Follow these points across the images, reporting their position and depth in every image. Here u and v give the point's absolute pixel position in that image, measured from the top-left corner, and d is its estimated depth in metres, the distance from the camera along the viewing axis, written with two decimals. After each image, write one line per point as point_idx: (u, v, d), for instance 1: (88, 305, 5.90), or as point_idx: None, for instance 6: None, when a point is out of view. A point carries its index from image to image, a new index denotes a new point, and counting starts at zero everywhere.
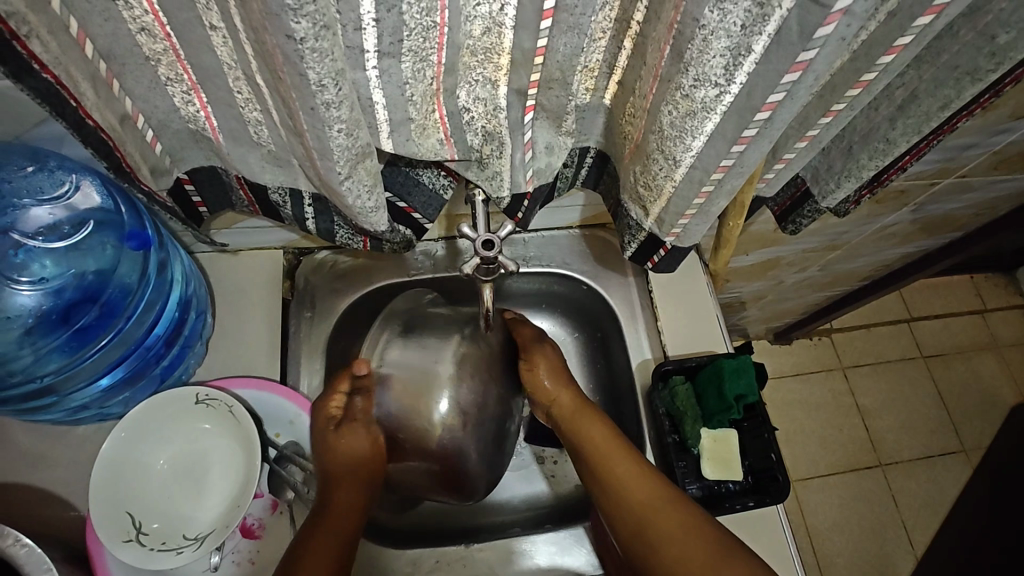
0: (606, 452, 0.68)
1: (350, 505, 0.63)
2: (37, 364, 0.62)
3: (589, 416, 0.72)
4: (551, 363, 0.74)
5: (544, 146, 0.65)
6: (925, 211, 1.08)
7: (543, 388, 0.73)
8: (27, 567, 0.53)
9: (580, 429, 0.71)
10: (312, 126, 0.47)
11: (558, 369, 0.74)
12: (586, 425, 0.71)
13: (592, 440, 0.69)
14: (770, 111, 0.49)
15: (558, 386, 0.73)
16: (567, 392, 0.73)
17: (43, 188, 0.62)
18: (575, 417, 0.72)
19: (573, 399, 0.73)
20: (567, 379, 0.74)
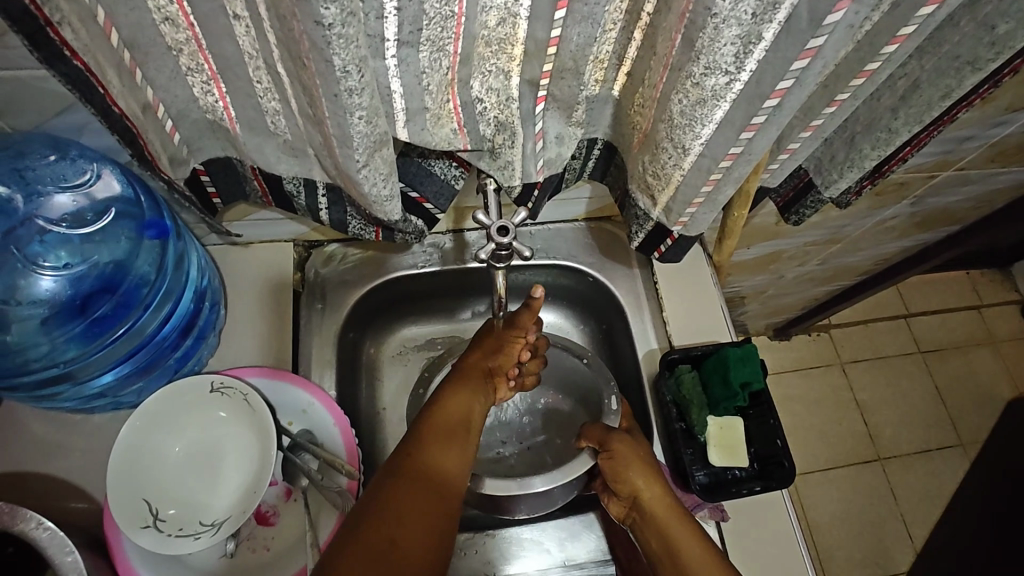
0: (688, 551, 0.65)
1: (433, 483, 0.60)
2: (57, 351, 0.63)
3: (674, 512, 0.68)
4: (637, 452, 0.72)
5: (554, 136, 0.66)
6: (925, 204, 1.10)
7: (628, 479, 0.70)
8: (50, 550, 0.54)
9: (664, 526, 0.67)
10: (334, 113, 0.48)
11: (645, 457, 0.72)
12: (668, 521, 0.68)
13: (678, 537, 0.66)
14: (779, 97, 0.50)
15: (643, 477, 0.70)
16: (650, 482, 0.70)
17: (65, 176, 0.63)
18: (658, 513, 0.68)
19: (656, 491, 0.70)
20: (652, 471, 0.71)
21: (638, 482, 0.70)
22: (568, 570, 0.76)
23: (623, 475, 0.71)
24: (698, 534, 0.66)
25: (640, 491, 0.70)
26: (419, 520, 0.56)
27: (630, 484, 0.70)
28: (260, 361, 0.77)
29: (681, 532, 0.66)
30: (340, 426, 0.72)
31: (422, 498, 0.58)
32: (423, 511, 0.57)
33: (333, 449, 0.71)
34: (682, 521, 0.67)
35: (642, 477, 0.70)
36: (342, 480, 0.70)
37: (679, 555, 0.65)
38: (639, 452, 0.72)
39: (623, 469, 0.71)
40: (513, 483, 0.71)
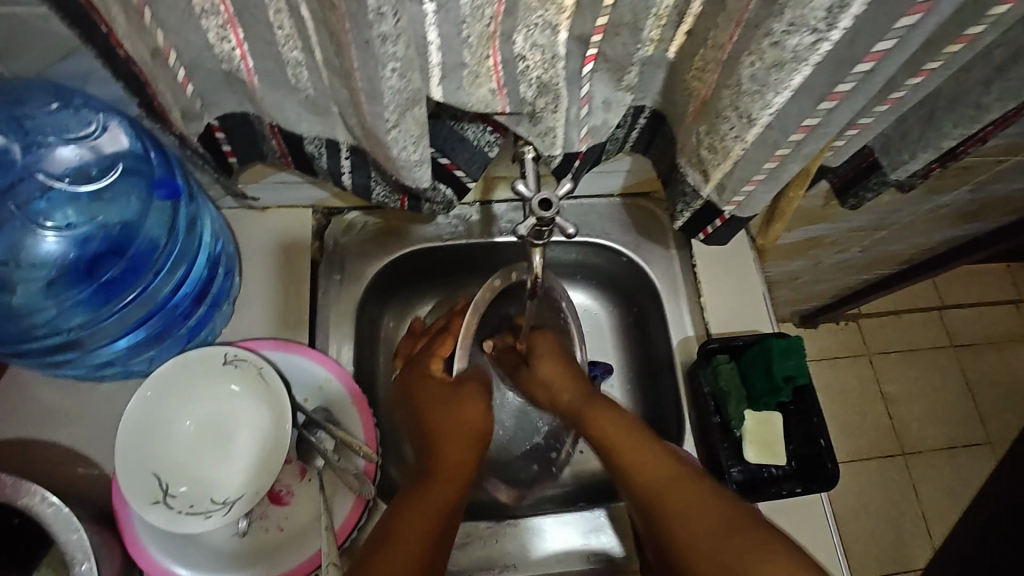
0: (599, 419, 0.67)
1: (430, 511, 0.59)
2: (62, 317, 0.60)
3: (634, 435, 0.65)
4: (542, 354, 0.73)
5: (601, 102, 0.60)
6: (984, 191, 1.02)
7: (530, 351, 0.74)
8: (55, 526, 0.51)
9: (625, 455, 0.63)
10: (364, 64, 0.43)
11: (559, 356, 0.73)
12: (563, 385, 0.71)
13: (597, 416, 0.68)
14: (874, 61, 0.44)
15: (575, 391, 0.71)
16: (579, 395, 0.70)
17: (69, 127, 0.59)
18: (620, 443, 0.64)
19: (609, 416, 0.68)
20: (575, 377, 0.72)
21: (562, 389, 0.71)
22: (592, 562, 0.73)
23: (541, 381, 0.73)
24: (673, 458, 0.62)
25: (564, 401, 0.71)
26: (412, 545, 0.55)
27: (564, 401, 0.71)
28: (276, 334, 0.73)
29: (571, 390, 0.71)
30: (359, 407, 0.68)
31: (416, 531, 0.56)
32: (415, 538, 0.55)
33: (350, 429, 0.68)
34: (649, 446, 0.63)
35: (573, 392, 0.71)
36: (360, 462, 0.67)
37: (654, 484, 0.60)
38: (549, 352, 0.73)
39: (541, 374, 0.72)
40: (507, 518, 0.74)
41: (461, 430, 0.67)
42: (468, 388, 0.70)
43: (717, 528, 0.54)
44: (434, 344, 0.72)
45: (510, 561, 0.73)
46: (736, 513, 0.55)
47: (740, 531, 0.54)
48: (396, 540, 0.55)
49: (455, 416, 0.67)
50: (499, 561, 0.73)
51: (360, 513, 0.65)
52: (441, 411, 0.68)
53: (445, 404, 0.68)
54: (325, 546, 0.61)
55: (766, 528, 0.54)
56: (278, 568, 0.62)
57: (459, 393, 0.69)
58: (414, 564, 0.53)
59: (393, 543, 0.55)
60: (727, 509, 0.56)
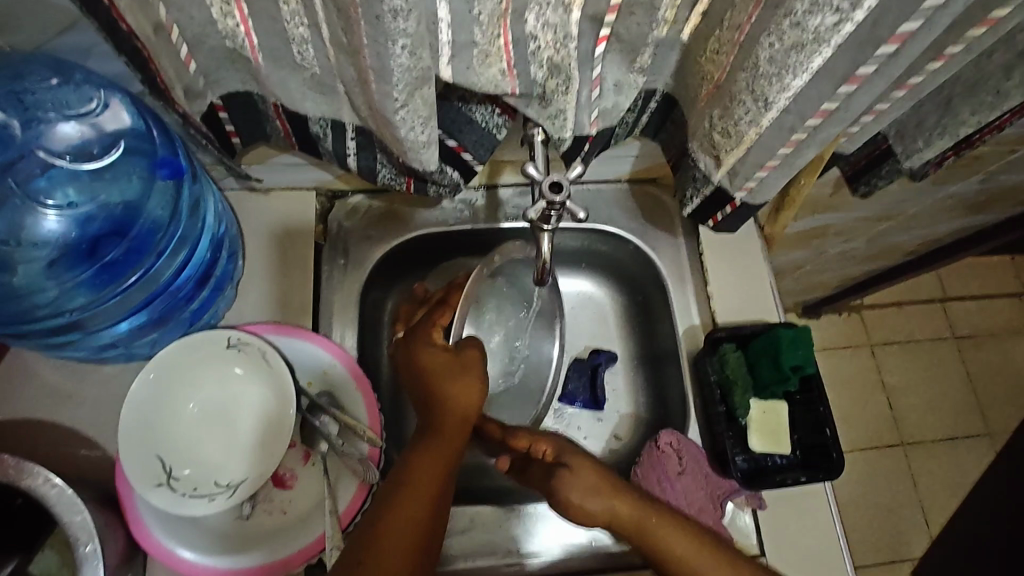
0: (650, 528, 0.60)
1: (427, 480, 0.57)
2: (65, 298, 0.59)
3: (690, 538, 0.59)
4: (586, 472, 0.63)
5: (612, 84, 0.58)
6: (995, 181, 1.01)
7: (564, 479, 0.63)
8: (58, 507, 0.51)
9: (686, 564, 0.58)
10: (373, 40, 0.42)
11: (599, 469, 0.64)
12: (618, 499, 0.62)
13: (647, 530, 0.60)
14: (898, 43, 0.43)
15: (628, 505, 0.61)
16: (627, 506, 0.61)
17: (69, 103, 0.57)
18: (672, 552, 0.58)
19: (669, 527, 0.59)
20: (616, 491, 0.62)
21: (594, 502, 0.61)
22: (596, 549, 0.73)
23: (575, 505, 0.62)
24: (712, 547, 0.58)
25: (598, 514, 0.61)
26: (411, 519, 0.53)
27: (597, 515, 0.62)
28: (279, 317, 0.72)
29: (628, 505, 0.61)
30: (363, 390, 0.68)
31: (415, 502, 0.55)
32: (414, 511, 0.54)
33: (354, 412, 0.67)
34: (673, 531, 0.59)
35: (612, 501, 0.62)
36: (364, 446, 0.66)
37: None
38: (591, 472, 0.63)
39: (578, 497, 0.62)
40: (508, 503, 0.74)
41: (460, 403, 0.63)
42: (470, 356, 0.66)
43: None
44: (433, 314, 0.68)
45: (513, 547, 0.73)
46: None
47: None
48: (404, 505, 0.54)
49: (455, 386, 0.63)
50: (503, 547, 0.73)
51: (364, 499, 0.64)
52: (443, 374, 0.64)
53: (448, 369, 0.64)
54: (330, 530, 0.61)
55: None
56: (281, 552, 0.62)
57: (461, 360, 0.65)
58: (415, 537, 0.53)
59: (392, 515, 0.53)
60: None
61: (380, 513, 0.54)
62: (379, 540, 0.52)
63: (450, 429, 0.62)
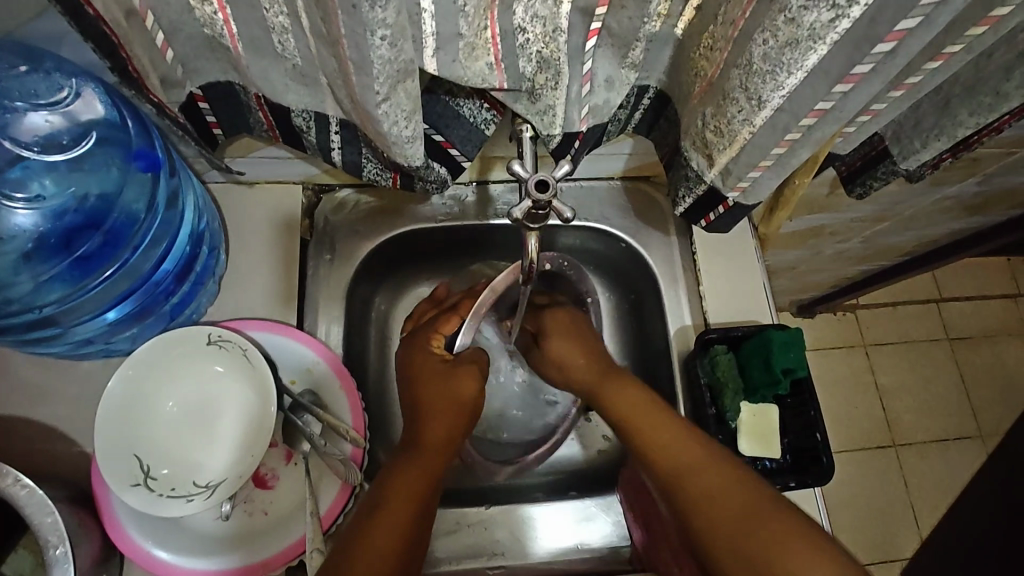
0: (659, 432, 0.61)
1: (414, 483, 0.57)
2: (37, 292, 0.57)
3: (698, 455, 0.58)
4: (558, 329, 0.74)
5: (603, 80, 0.57)
6: (991, 183, 1.00)
7: (551, 346, 0.73)
8: (27, 509, 0.49)
9: (663, 457, 0.59)
10: (352, 30, 0.40)
11: (584, 349, 0.72)
12: (620, 394, 0.66)
13: (644, 424, 0.62)
14: (894, 41, 0.42)
15: (592, 371, 0.69)
16: (596, 369, 0.70)
17: (38, 92, 0.55)
18: (653, 436, 0.61)
19: (686, 444, 0.59)
20: (594, 353, 0.71)
21: (573, 362, 0.71)
22: (582, 552, 0.72)
23: (553, 354, 0.73)
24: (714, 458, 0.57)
25: (580, 372, 0.70)
26: (400, 521, 0.54)
27: (580, 372, 0.70)
28: (263, 314, 0.71)
29: (632, 402, 0.65)
30: (347, 389, 0.67)
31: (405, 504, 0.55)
32: (402, 514, 0.54)
33: (339, 413, 0.66)
34: (687, 436, 0.59)
35: (589, 363, 0.70)
36: (347, 446, 0.65)
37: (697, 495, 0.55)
38: (563, 324, 0.74)
39: (553, 348, 0.73)
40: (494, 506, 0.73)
41: (448, 404, 0.64)
42: (466, 367, 0.66)
43: (755, 548, 0.50)
44: (437, 322, 0.70)
45: (499, 550, 0.72)
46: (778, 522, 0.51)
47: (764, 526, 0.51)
48: (386, 511, 0.54)
49: (448, 390, 0.64)
50: (488, 549, 0.72)
51: (346, 500, 0.63)
52: (435, 380, 0.65)
53: (442, 375, 0.65)
54: (310, 532, 0.60)
55: (801, 526, 0.50)
56: (260, 555, 0.61)
57: (453, 369, 0.66)
58: (396, 543, 0.52)
59: (379, 517, 0.54)
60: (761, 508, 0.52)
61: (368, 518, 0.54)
62: (360, 546, 0.52)
63: (438, 436, 0.62)
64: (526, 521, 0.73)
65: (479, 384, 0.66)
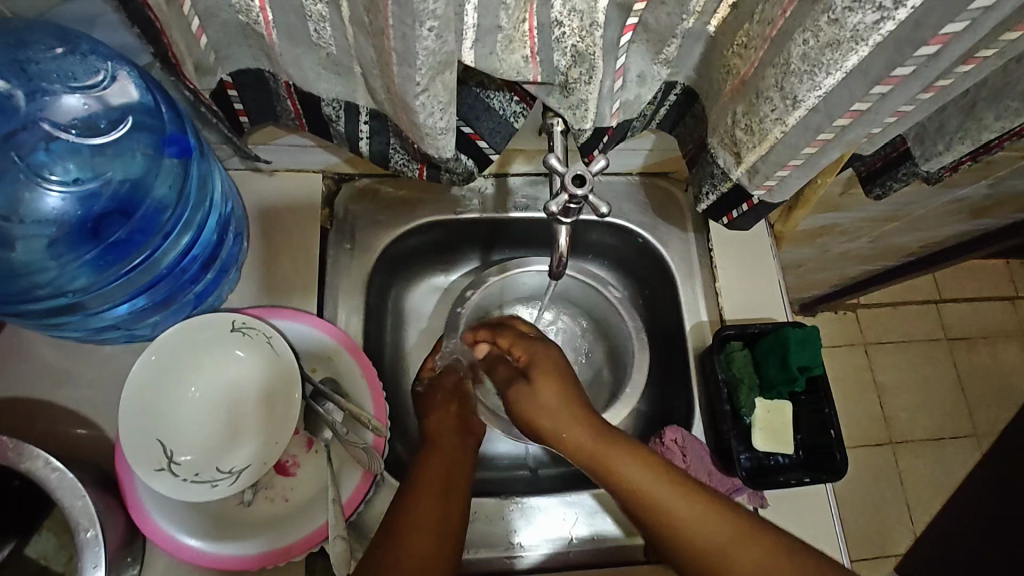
0: (642, 484, 0.57)
1: (436, 470, 0.61)
2: (65, 278, 0.57)
3: (686, 500, 0.55)
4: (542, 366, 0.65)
5: (635, 75, 0.57)
6: (1002, 186, 1.01)
7: (537, 407, 0.62)
8: (58, 492, 0.49)
9: (665, 510, 0.55)
10: (399, 21, 0.40)
11: (556, 372, 0.64)
12: (584, 429, 0.60)
13: (628, 474, 0.57)
14: (939, 44, 0.42)
15: (593, 433, 0.60)
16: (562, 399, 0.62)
17: (74, 74, 0.55)
18: (649, 492, 0.56)
19: (670, 493, 0.55)
20: (577, 398, 0.63)
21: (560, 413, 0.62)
22: (598, 543, 0.73)
23: (534, 410, 0.63)
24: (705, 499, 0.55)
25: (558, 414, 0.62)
26: (434, 503, 0.57)
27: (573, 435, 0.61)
28: (283, 302, 0.71)
29: (620, 454, 0.58)
30: (368, 379, 0.67)
31: (432, 487, 0.59)
32: (430, 497, 0.58)
33: (360, 402, 0.67)
34: (672, 481, 0.56)
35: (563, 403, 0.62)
36: (368, 435, 0.66)
37: (706, 551, 0.53)
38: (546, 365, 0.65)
39: (537, 406, 0.63)
40: (511, 499, 0.74)
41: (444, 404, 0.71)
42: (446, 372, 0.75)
43: None
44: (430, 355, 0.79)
45: (516, 540, 0.72)
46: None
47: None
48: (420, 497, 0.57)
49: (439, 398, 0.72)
50: (503, 539, 0.72)
51: (367, 488, 0.63)
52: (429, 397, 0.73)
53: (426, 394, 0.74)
54: (333, 519, 0.60)
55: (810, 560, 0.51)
56: (282, 540, 0.61)
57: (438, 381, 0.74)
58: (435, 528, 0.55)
59: (415, 503, 0.57)
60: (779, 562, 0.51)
61: (403, 503, 0.57)
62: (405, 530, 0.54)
63: (442, 433, 0.67)
64: (539, 514, 0.74)
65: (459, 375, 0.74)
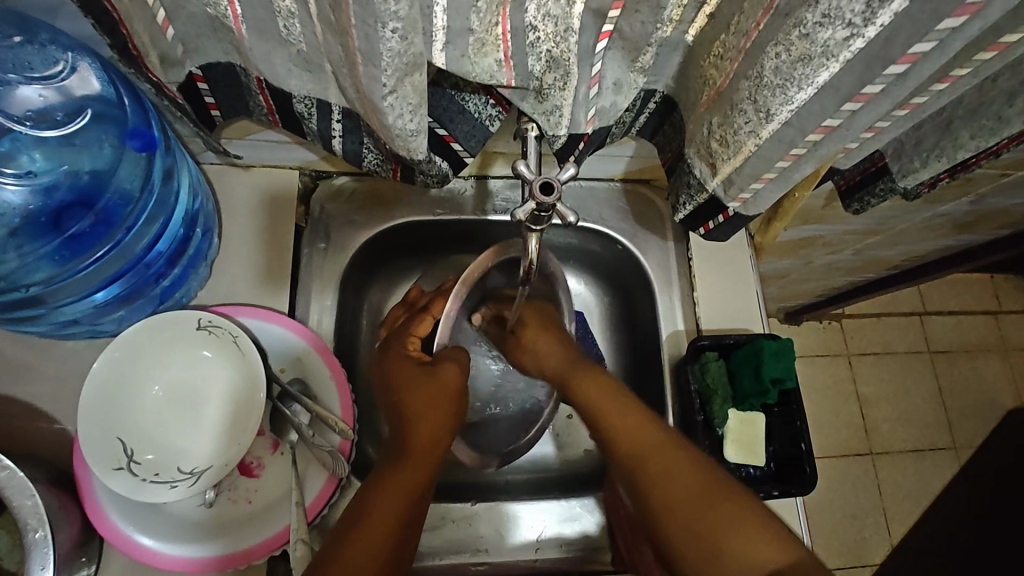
0: (593, 398, 0.62)
1: (400, 485, 0.56)
2: (24, 270, 0.56)
3: (629, 413, 0.59)
4: (532, 329, 0.70)
5: (612, 83, 0.57)
6: (984, 203, 1.01)
7: (533, 348, 0.69)
8: (8, 491, 0.48)
9: (605, 419, 0.60)
10: (363, 20, 0.39)
11: (546, 324, 0.70)
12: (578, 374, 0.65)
13: (582, 388, 0.63)
14: (908, 63, 0.42)
15: (560, 362, 0.67)
16: (564, 359, 0.67)
17: (32, 65, 0.53)
18: (594, 401, 0.61)
19: (613, 404, 0.60)
20: (564, 340, 0.69)
21: (549, 353, 0.68)
22: (565, 551, 0.73)
23: (529, 347, 0.69)
24: (642, 415, 0.59)
25: (551, 360, 0.67)
26: (384, 523, 0.53)
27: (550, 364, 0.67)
28: (254, 301, 0.70)
29: (584, 378, 0.64)
30: (338, 382, 0.66)
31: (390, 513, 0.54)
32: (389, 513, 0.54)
33: (328, 404, 0.66)
34: (620, 401, 0.60)
35: (562, 353, 0.67)
36: (335, 438, 0.65)
37: (628, 452, 0.57)
38: (537, 322, 0.70)
39: (526, 343, 0.69)
40: (480, 504, 0.73)
41: (424, 408, 0.62)
42: (445, 372, 0.64)
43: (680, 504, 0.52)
44: (411, 323, 0.69)
45: (483, 547, 0.72)
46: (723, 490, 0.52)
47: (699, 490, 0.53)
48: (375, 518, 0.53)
49: (418, 398, 0.62)
50: (470, 545, 0.72)
51: (331, 492, 0.63)
52: (409, 388, 0.63)
53: (416, 384, 0.63)
54: (295, 522, 0.60)
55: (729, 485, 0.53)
56: (242, 542, 0.60)
57: (434, 376, 0.63)
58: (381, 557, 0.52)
59: (367, 523, 0.53)
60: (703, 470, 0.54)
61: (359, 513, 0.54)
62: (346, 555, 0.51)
63: (423, 437, 0.60)
64: (508, 520, 0.73)
65: (457, 384, 0.64)
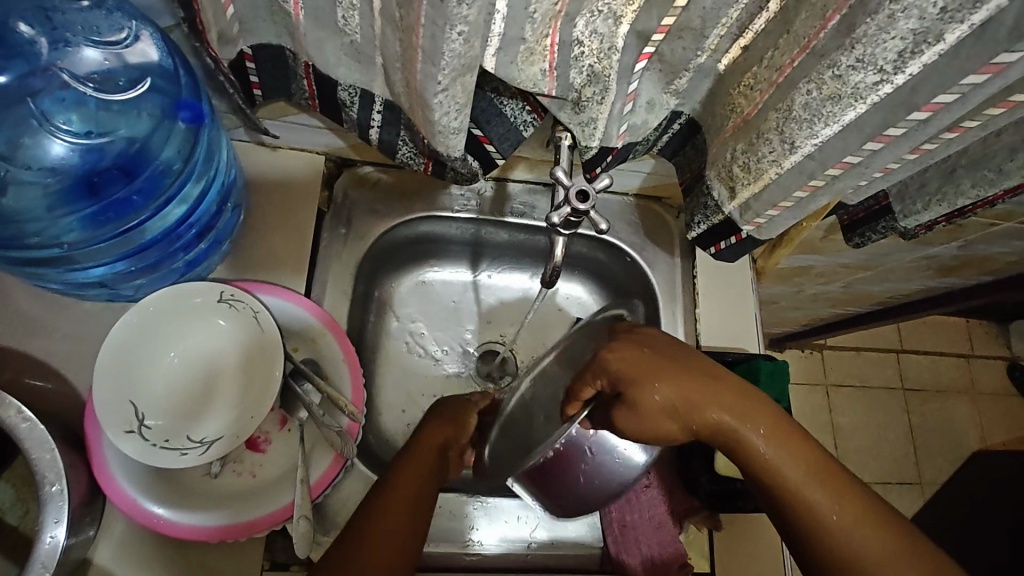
0: (763, 448, 0.51)
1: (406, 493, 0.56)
2: (57, 229, 0.56)
3: (796, 457, 0.51)
4: (639, 360, 0.55)
5: (645, 101, 0.59)
6: (971, 249, 1.06)
7: (646, 393, 0.53)
8: (27, 443, 0.49)
9: (778, 472, 0.51)
10: (432, 21, 0.41)
11: (657, 359, 0.55)
12: (720, 396, 0.54)
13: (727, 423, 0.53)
14: (930, 112, 0.45)
15: (693, 388, 0.54)
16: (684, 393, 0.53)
17: (99, 29, 0.55)
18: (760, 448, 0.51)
19: (783, 448, 0.51)
20: (679, 377, 0.54)
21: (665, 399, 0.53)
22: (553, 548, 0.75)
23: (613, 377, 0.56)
24: (818, 467, 0.51)
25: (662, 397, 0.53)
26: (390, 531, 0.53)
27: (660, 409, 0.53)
28: (272, 279, 0.71)
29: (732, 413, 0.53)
30: (350, 364, 0.67)
31: (401, 502, 0.55)
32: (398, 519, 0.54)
33: (339, 385, 0.67)
34: (788, 438, 0.52)
35: (698, 391, 0.54)
36: (344, 420, 0.66)
37: (815, 515, 0.49)
38: (627, 356, 0.56)
39: (632, 375, 0.54)
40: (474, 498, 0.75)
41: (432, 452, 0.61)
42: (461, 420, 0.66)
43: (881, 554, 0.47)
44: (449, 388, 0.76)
45: (475, 537, 0.74)
46: (849, 490, 0.50)
47: (824, 485, 0.50)
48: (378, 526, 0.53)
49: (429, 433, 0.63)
50: (463, 536, 0.73)
51: (337, 472, 0.64)
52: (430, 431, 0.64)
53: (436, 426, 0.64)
54: (300, 499, 0.61)
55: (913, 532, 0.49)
56: (247, 513, 0.61)
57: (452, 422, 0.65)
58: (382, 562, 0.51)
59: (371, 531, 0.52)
60: (821, 461, 0.51)
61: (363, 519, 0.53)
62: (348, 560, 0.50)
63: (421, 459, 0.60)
64: (499, 515, 0.75)
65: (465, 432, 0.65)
